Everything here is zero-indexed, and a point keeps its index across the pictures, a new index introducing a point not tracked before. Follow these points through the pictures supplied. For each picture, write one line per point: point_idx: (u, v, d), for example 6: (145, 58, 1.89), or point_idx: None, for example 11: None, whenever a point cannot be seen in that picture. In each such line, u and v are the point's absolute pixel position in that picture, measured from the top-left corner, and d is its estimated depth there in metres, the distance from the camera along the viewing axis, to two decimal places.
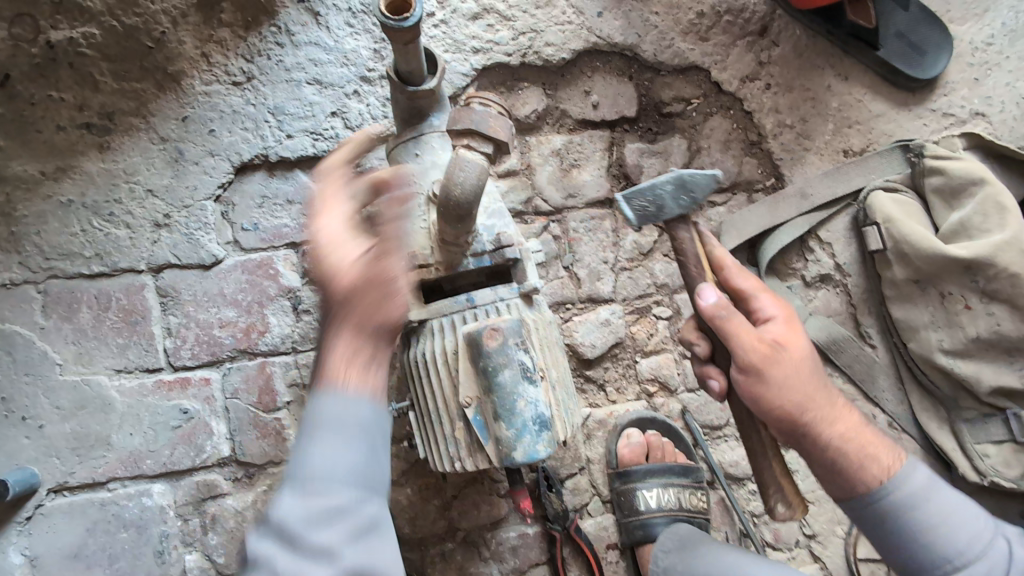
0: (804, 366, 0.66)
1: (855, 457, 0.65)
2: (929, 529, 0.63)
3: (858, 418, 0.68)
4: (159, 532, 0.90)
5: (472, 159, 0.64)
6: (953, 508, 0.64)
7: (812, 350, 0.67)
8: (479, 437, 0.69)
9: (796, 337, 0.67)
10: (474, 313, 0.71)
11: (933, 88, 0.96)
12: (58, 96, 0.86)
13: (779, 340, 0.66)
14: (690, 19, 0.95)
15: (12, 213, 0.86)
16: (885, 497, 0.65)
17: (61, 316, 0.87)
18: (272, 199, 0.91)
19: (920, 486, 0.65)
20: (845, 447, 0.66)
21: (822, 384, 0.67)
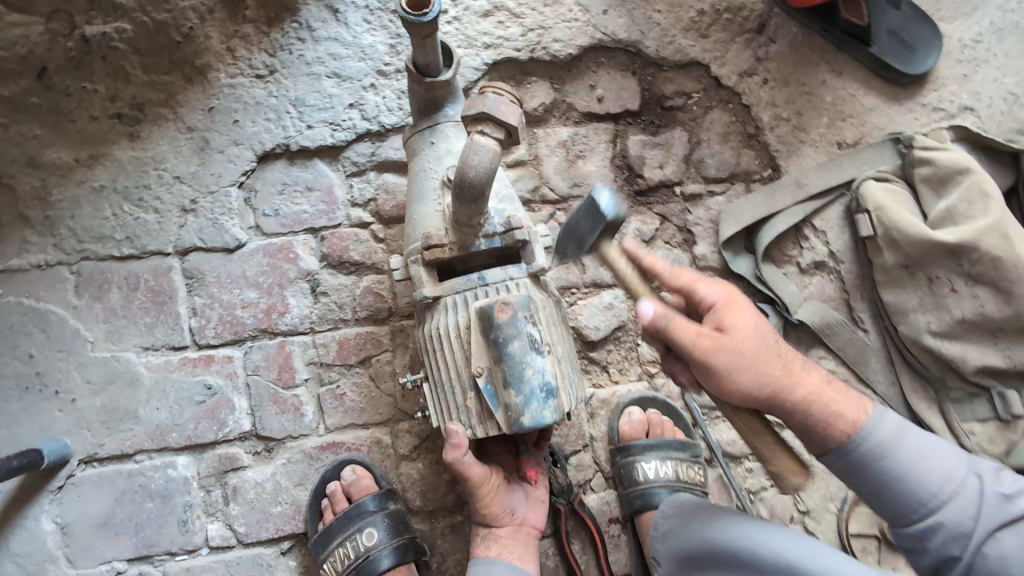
0: (754, 339, 0.70)
1: (821, 413, 0.71)
2: (906, 472, 0.68)
3: (819, 373, 0.74)
4: (184, 502, 0.95)
5: (484, 143, 0.68)
6: (922, 448, 0.69)
7: (758, 325, 0.71)
8: (490, 405, 0.73)
9: (738, 316, 0.71)
10: (485, 291, 0.76)
11: (923, 83, 1.00)
12: (91, 88, 0.91)
13: (724, 325, 0.70)
14: (691, 17, 1.00)
15: (48, 197, 0.91)
16: (860, 444, 0.70)
17: (93, 296, 0.92)
18: (292, 186, 0.96)
19: (892, 429, 0.70)
20: (813, 405, 0.71)
21: (777, 356, 0.71)
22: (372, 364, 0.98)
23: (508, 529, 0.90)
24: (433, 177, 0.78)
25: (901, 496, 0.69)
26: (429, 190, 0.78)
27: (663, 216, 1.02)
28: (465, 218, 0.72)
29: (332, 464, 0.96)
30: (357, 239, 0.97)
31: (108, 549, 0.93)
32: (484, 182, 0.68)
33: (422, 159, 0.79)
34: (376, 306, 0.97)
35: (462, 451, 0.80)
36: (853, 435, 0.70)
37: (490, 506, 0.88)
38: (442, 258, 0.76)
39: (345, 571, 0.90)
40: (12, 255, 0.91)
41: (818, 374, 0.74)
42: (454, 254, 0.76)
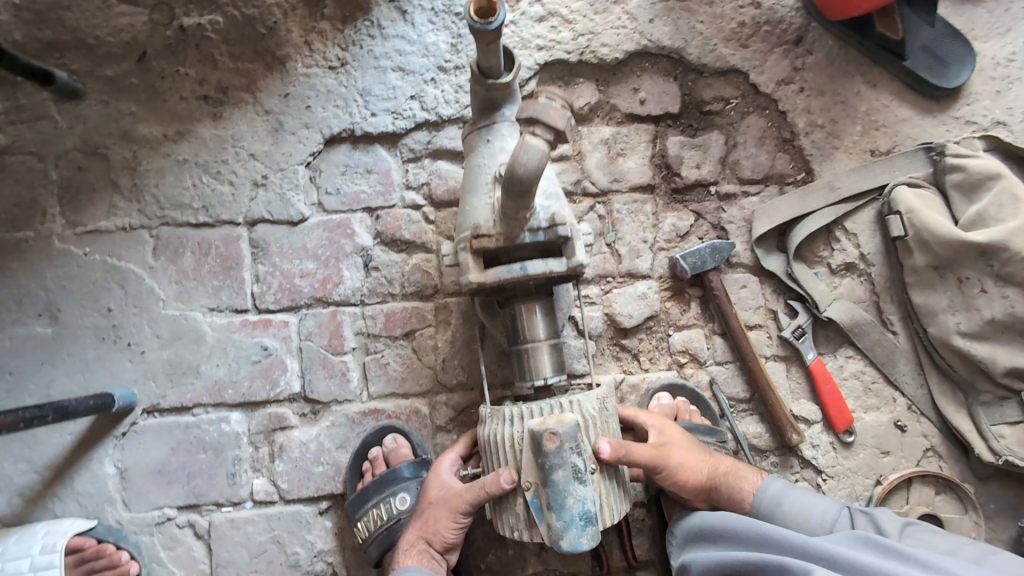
0: (685, 447, 0.87)
1: (731, 490, 0.85)
2: (797, 514, 0.81)
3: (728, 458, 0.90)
4: (233, 456, 1.01)
5: (534, 145, 0.72)
6: (805, 504, 0.82)
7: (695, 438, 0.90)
8: (535, 519, 0.77)
9: (674, 432, 0.88)
10: (539, 408, 0.80)
11: (956, 97, 1.04)
12: (183, 71, 1.02)
13: (665, 436, 0.86)
14: (732, 28, 1.06)
15: (137, 167, 1.01)
16: (758, 502, 0.84)
17: (168, 258, 1.01)
18: (353, 168, 1.04)
19: (780, 489, 0.84)
20: (722, 488, 0.85)
21: (704, 453, 0.89)
22: (415, 337, 1.04)
23: (440, 551, 0.85)
24: (488, 172, 0.83)
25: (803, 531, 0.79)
26: (483, 183, 0.83)
27: (698, 213, 1.08)
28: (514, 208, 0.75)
29: (373, 429, 1.02)
30: (409, 219, 1.04)
31: (161, 496, 0.99)
32: (539, 171, 0.72)
33: (479, 160, 0.85)
34: (423, 283, 1.04)
35: (456, 452, 0.92)
36: (756, 500, 0.84)
37: (439, 526, 0.84)
38: (488, 247, 0.81)
39: (375, 533, 0.94)
40: (101, 217, 1.00)
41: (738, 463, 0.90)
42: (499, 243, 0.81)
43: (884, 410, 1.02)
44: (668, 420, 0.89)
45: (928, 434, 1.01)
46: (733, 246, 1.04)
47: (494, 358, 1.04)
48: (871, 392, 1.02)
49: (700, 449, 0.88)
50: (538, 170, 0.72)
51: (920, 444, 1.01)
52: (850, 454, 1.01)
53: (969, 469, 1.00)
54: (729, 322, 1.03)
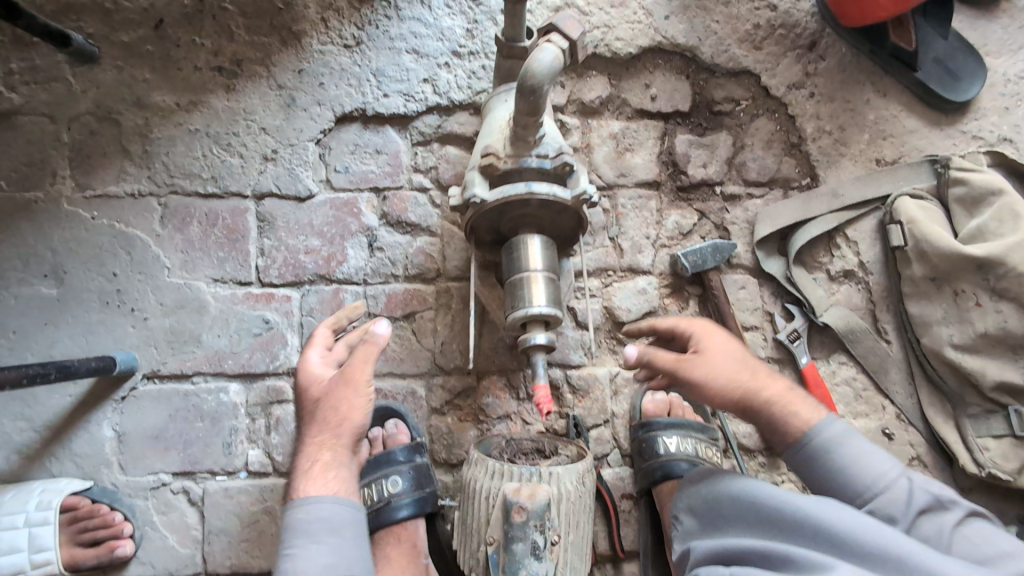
0: (734, 360, 0.81)
1: (783, 416, 0.80)
2: (851, 468, 0.76)
3: (782, 381, 0.82)
4: (230, 426, 1.02)
5: (548, 50, 0.80)
6: (864, 462, 0.76)
7: (740, 365, 0.81)
8: (489, 571, 0.82)
9: (725, 343, 0.83)
10: (520, 474, 0.84)
11: (965, 111, 1.05)
12: (199, 42, 1.02)
13: (705, 350, 0.82)
14: (747, 29, 1.06)
15: (149, 134, 1.02)
16: (818, 437, 0.78)
17: (175, 227, 1.02)
18: (363, 148, 1.05)
19: (841, 434, 0.78)
20: (771, 412, 0.80)
21: (752, 374, 0.81)
22: (415, 319, 1.05)
23: (346, 446, 0.78)
24: (502, 117, 0.89)
25: (853, 483, 0.76)
26: (496, 125, 0.88)
27: (702, 213, 1.09)
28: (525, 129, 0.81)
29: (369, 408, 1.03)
30: (416, 202, 1.05)
31: (157, 461, 1.01)
32: (550, 71, 0.79)
33: (494, 109, 0.92)
34: (426, 266, 1.05)
35: (318, 346, 0.84)
36: (812, 434, 0.79)
37: (344, 408, 0.78)
38: (496, 168, 0.83)
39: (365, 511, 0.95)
40: (110, 182, 1.01)
41: (787, 384, 0.83)
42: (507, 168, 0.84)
43: (874, 417, 1.03)
44: (723, 333, 0.84)
45: (914, 443, 1.02)
46: (734, 247, 1.05)
47: (491, 344, 1.06)
48: (862, 399, 1.04)
49: (760, 366, 0.83)
50: (550, 74, 0.79)
51: (907, 452, 1.02)
52: None
53: (953, 479, 1.01)
54: (728, 323, 1.03)
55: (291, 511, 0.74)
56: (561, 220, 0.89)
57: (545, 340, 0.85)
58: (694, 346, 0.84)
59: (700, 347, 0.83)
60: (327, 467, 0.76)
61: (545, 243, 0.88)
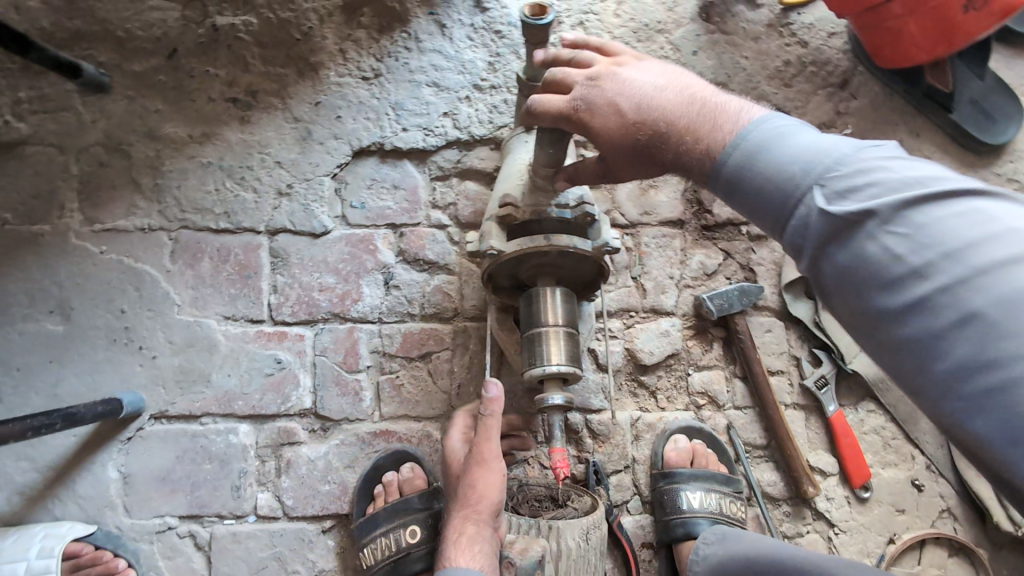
0: (600, 101, 0.64)
1: (691, 142, 0.59)
2: (876, 184, 0.46)
3: (691, 107, 0.59)
4: (239, 468, 0.99)
5: None
6: (815, 152, 0.50)
7: (637, 93, 0.62)
8: None
9: (601, 80, 0.65)
10: (523, 523, 0.84)
11: (1000, 154, 1.03)
12: (213, 72, 0.99)
13: (608, 84, 0.64)
14: (777, 66, 1.04)
15: (160, 166, 0.99)
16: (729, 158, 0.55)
17: (186, 263, 0.99)
18: (380, 182, 1.02)
19: (767, 141, 0.53)
20: (694, 146, 0.58)
21: (644, 146, 0.62)
22: (432, 359, 1.01)
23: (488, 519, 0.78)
24: (522, 160, 0.85)
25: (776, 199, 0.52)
26: (515, 169, 0.85)
27: (727, 252, 1.07)
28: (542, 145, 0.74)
29: (384, 451, 1.00)
30: (434, 239, 1.02)
31: (163, 504, 0.98)
32: None
33: (515, 151, 0.88)
34: (443, 305, 1.02)
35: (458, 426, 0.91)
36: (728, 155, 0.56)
37: (482, 488, 0.79)
38: (514, 219, 0.79)
39: (382, 562, 0.91)
40: (120, 216, 0.98)
41: (738, 103, 0.59)
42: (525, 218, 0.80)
43: (903, 466, 1.02)
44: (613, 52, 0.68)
45: (944, 495, 1.01)
46: (762, 290, 1.03)
47: (509, 387, 1.03)
48: (891, 448, 1.02)
49: (650, 109, 0.61)
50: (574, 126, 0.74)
51: (936, 504, 1.00)
52: (865, 510, 1.00)
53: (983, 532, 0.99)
54: (752, 367, 1.02)
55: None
56: (582, 264, 0.84)
57: (561, 399, 0.82)
58: (594, 76, 0.66)
59: (592, 107, 0.65)
60: (467, 541, 0.75)
61: (561, 293, 0.85)
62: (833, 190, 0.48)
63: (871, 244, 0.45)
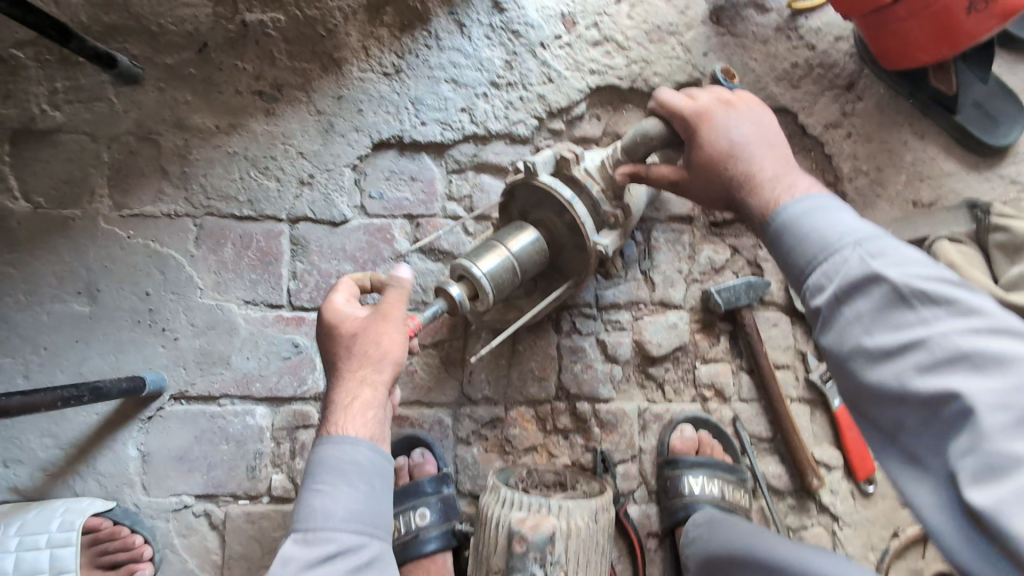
0: (707, 131, 0.77)
1: (746, 189, 0.74)
2: (894, 258, 0.58)
3: (768, 167, 0.74)
4: (254, 449, 1.01)
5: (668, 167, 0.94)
6: (845, 226, 0.63)
7: (734, 141, 0.76)
8: None
9: (717, 115, 0.78)
10: (529, 502, 0.84)
11: (1003, 156, 1.05)
12: (241, 66, 1.03)
13: (716, 124, 0.77)
14: (785, 68, 1.07)
15: (187, 156, 1.02)
16: (787, 208, 0.68)
17: (209, 248, 1.02)
18: (398, 175, 1.05)
19: (818, 210, 0.66)
20: (744, 186, 0.74)
21: (718, 181, 0.77)
22: (445, 347, 1.04)
23: (385, 381, 0.73)
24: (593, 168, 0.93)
25: (807, 251, 0.65)
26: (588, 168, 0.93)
27: (734, 248, 1.10)
28: (654, 135, 0.84)
29: (396, 437, 1.02)
30: (449, 230, 1.05)
31: (180, 482, 1.00)
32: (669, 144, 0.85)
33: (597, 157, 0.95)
34: None
35: (347, 292, 0.78)
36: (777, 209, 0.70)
37: (381, 341, 0.73)
38: (568, 168, 0.89)
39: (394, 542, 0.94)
40: (147, 202, 1.02)
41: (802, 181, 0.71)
42: (572, 172, 0.89)
43: None
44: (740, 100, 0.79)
45: None
46: (769, 285, 1.05)
47: (520, 376, 1.04)
48: None
49: (737, 151, 0.75)
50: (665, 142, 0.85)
51: None
52: (868, 503, 1.03)
53: None
54: (758, 360, 1.04)
55: (322, 449, 0.69)
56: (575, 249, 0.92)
57: (456, 296, 0.85)
58: (700, 115, 0.79)
59: (707, 118, 0.78)
60: (363, 404, 0.71)
61: (536, 247, 0.92)
62: (864, 254, 0.59)
63: (897, 313, 0.56)
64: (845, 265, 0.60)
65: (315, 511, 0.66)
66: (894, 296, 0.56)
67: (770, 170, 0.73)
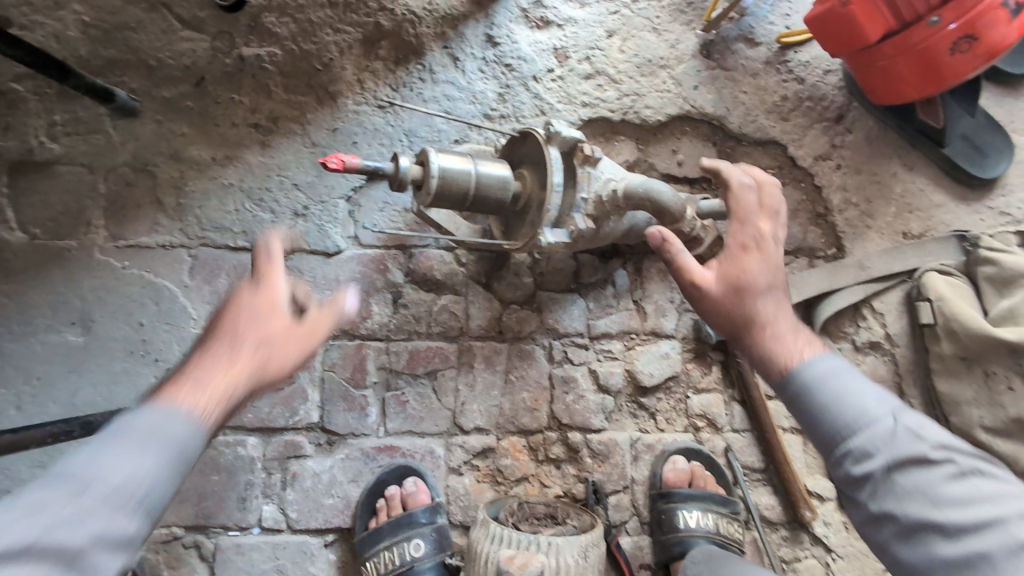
0: (750, 260, 0.71)
1: (760, 342, 0.68)
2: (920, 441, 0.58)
3: (788, 320, 0.68)
4: (246, 479, 1.00)
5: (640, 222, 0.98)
6: (868, 393, 0.62)
7: (767, 279, 0.70)
8: None
9: (756, 240, 0.72)
10: (516, 539, 0.84)
11: (992, 187, 1.06)
12: (238, 99, 1.05)
13: (756, 245, 0.71)
14: (774, 101, 1.08)
15: (183, 187, 1.03)
16: (802, 368, 0.64)
17: (204, 279, 1.03)
18: (391, 206, 1.06)
19: (842, 375, 0.64)
20: (761, 341, 0.68)
21: (732, 312, 0.69)
22: (437, 377, 1.04)
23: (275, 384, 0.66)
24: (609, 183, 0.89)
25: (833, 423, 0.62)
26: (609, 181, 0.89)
27: None
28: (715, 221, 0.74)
29: (387, 466, 1.02)
30: (442, 260, 1.06)
31: None
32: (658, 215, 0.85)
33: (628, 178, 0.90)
34: (450, 323, 1.05)
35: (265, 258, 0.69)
36: (795, 367, 0.65)
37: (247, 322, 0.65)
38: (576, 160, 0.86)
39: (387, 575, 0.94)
40: (142, 233, 1.02)
41: (810, 336, 0.68)
42: (576, 165, 0.86)
43: None
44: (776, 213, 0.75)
45: None
46: None
47: (512, 405, 1.04)
48: None
49: (765, 287, 0.69)
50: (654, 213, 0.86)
51: None
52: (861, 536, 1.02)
53: None
54: (750, 392, 1.05)
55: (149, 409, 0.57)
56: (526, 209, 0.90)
57: (402, 167, 0.82)
58: (744, 240, 0.72)
59: (758, 239, 0.72)
60: (255, 350, 0.64)
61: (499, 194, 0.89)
62: (910, 431, 0.59)
63: (958, 499, 0.55)
64: (894, 438, 0.58)
65: (101, 464, 0.53)
66: (952, 480, 0.56)
67: (784, 317, 0.68)
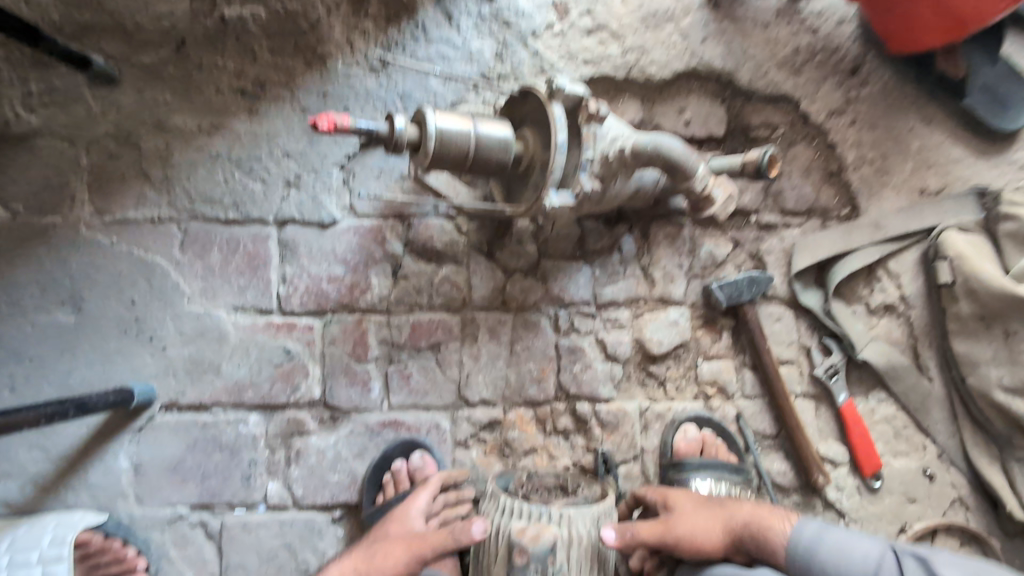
0: (696, 509, 0.85)
1: (757, 536, 0.81)
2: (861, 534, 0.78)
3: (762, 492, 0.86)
4: (249, 458, 0.99)
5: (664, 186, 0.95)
6: (850, 548, 0.76)
7: (708, 505, 0.85)
8: None
9: (684, 496, 0.87)
10: (528, 510, 0.82)
11: (1013, 140, 1.01)
12: (221, 64, 0.99)
13: (682, 498, 0.86)
14: (786, 53, 1.03)
15: (169, 158, 0.99)
16: (797, 549, 0.78)
17: (195, 254, 0.99)
18: (387, 173, 1.02)
19: (820, 531, 0.79)
20: (750, 529, 0.82)
21: (721, 506, 0.85)
22: (440, 350, 1.02)
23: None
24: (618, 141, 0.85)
25: None
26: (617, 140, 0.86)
27: (736, 242, 1.06)
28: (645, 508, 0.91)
29: (393, 440, 1.00)
30: (442, 229, 1.02)
31: (173, 493, 0.98)
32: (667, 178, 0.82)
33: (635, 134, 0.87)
34: (452, 295, 1.02)
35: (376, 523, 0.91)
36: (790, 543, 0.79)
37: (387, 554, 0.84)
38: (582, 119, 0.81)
39: None
40: (129, 207, 0.98)
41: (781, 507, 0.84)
42: (581, 124, 0.81)
43: (914, 456, 1.01)
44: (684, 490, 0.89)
45: (955, 484, 1.01)
46: (771, 280, 1.01)
47: (518, 377, 1.02)
48: (902, 437, 1.02)
49: (720, 502, 0.85)
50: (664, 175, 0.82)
51: (947, 493, 1.00)
52: (875, 499, 1.00)
53: (995, 523, 0.99)
54: (762, 357, 1.02)
55: None
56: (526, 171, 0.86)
57: (398, 129, 0.77)
58: (665, 497, 0.88)
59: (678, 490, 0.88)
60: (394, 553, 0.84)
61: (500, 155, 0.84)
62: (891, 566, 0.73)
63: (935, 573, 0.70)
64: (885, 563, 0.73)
65: None
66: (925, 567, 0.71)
67: (759, 510, 0.83)
